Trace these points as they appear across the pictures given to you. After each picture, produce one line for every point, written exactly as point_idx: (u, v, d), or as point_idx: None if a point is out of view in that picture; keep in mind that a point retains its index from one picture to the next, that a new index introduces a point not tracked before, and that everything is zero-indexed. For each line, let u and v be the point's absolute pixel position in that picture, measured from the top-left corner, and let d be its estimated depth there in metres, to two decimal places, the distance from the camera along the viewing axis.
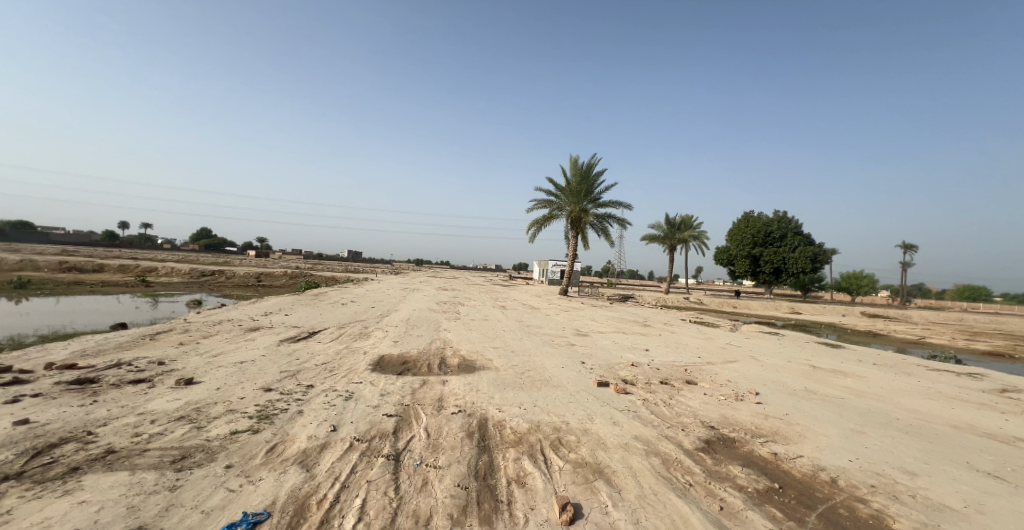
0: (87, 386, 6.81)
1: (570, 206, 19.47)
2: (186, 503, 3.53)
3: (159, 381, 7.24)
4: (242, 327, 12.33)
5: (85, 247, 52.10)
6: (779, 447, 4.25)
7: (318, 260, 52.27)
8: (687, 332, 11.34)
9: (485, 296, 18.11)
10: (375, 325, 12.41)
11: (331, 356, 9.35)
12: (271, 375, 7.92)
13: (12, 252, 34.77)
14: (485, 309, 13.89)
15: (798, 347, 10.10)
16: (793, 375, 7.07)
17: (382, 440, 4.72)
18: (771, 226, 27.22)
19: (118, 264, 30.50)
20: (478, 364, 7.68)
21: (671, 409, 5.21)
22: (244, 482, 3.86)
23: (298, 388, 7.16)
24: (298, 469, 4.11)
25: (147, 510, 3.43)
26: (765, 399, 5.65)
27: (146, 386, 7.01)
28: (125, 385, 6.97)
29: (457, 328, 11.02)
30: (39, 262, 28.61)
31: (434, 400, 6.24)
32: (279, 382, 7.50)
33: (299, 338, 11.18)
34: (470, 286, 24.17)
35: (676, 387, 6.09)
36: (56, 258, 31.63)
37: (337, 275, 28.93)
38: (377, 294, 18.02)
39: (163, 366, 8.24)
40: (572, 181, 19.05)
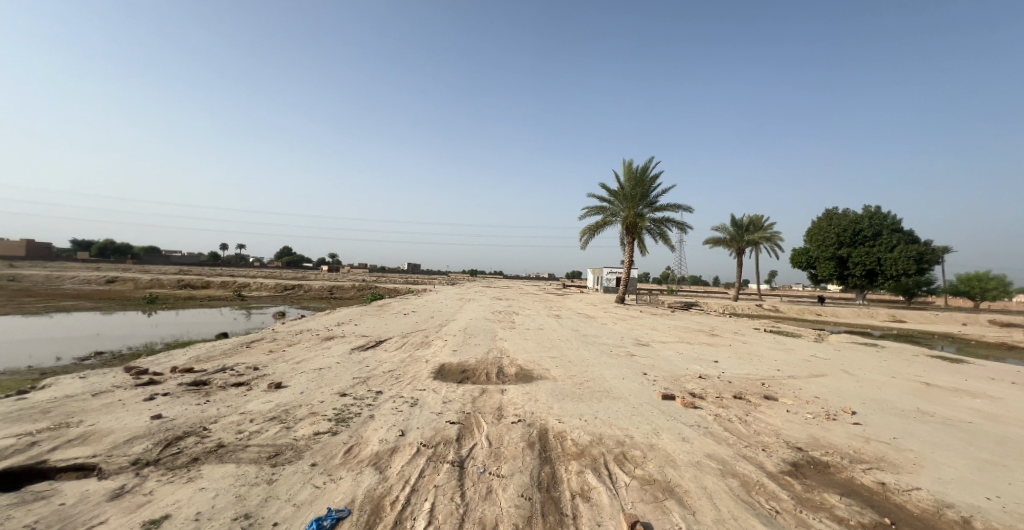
0: (201, 387, 7.66)
1: (625, 211, 18.96)
2: (281, 495, 3.81)
3: (255, 385, 7.96)
4: (319, 336, 13.27)
5: (194, 266, 59.51)
6: (887, 476, 3.79)
7: (385, 273, 55.33)
8: (764, 342, 10.51)
9: (543, 305, 18.02)
10: (435, 335, 12.79)
11: (397, 364, 9.77)
12: (345, 381, 8.42)
13: (145, 272, 40.84)
14: (540, 318, 13.84)
15: (902, 361, 8.95)
16: (897, 393, 6.29)
17: (447, 446, 4.83)
18: (861, 223, 24.77)
19: (221, 280, 34.40)
20: (535, 374, 7.64)
21: (749, 427, 4.84)
22: (327, 480, 4.11)
23: (368, 394, 7.54)
24: (372, 470, 4.30)
25: (252, 499, 3.74)
26: (865, 420, 5.08)
27: (245, 388, 7.75)
28: (229, 387, 7.74)
29: (513, 337, 11.06)
30: (162, 280, 33.11)
31: (492, 409, 6.28)
32: (352, 388, 7.95)
33: (368, 346, 11.79)
34: (526, 295, 24.19)
35: (753, 402, 5.66)
36: (175, 276, 36.48)
37: (399, 287, 30.26)
38: (437, 304, 18.61)
39: (258, 371, 9.06)
40: (626, 186, 18.63)
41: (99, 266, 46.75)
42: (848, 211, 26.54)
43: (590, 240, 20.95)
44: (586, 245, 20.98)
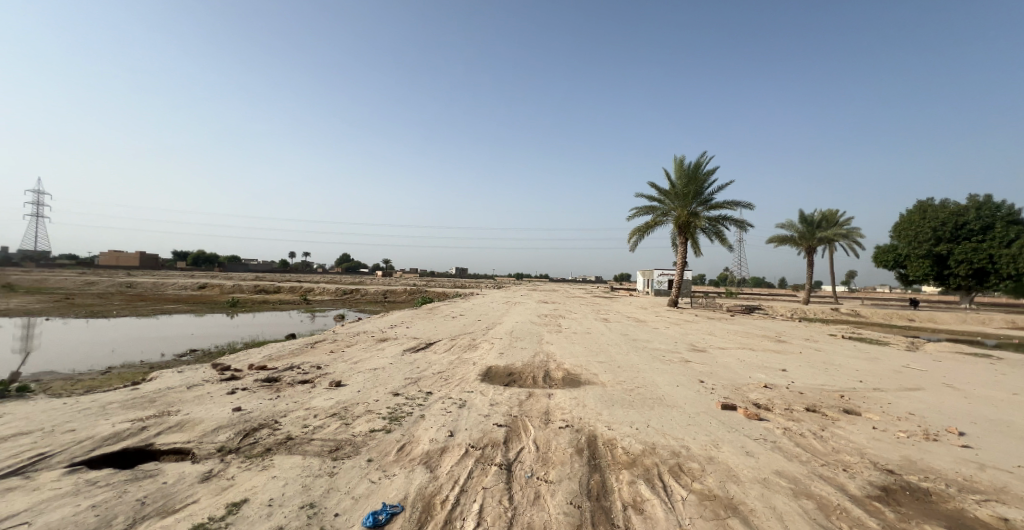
0: (273, 383, 8.28)
1: (677, 210, 18.25)
2: (341, 488, 3.99)
3: (318, 382, 8.45)
4: (374, 338, 13.89)
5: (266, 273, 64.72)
6: (1006, 510, 3.33)
7: (436, 277, 56.95)
8: (841, 349, 9.65)
9: (591, 308, 17.70)
10: (482, 337, 12.94)
11: (445, 366, 9.99)
12: (398, 381, 8.72)
13: (225, 278, 44.94)
14: (587, 322, 13.60)
15: (1017, 375, 7.85)
16: (1015, 413, 5.53)
17: (494, 449, 4.85)
18: (966, 215, 22.12)
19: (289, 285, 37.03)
20: (583, 378, 7.50)
21: (827, 443, 4.46)
22: (382, 476, 4.25)
23: (419, 394, 7.75)
24: (424, 469, 4.40)
25: (316, 489, 3.95)
26: (977, 444, 4.50)
27: (309, 385, 8.25)
28: (296, 384, 8.29)
29: (559, 341, 10.94)
30: (240, 285, 36.27)
31: (540, 413, 6.23)
32: (404, 387, 8.21)
33: (419, 348, 12.14)
34: (573, 298, 23.93)
35: (830, 416, 5.22)
36: (250, 282, 39.78)
37: (448, 291, 30.98)
38: (484, 307, 18.85)
39: (320, 370, 9.62)
40: (678, 184, 17.95)
41: (187, 274, 52.03)
42: (947, 203, 23.79)
43: (639, 242, 20.35)
44: (636, 246, 20.38)
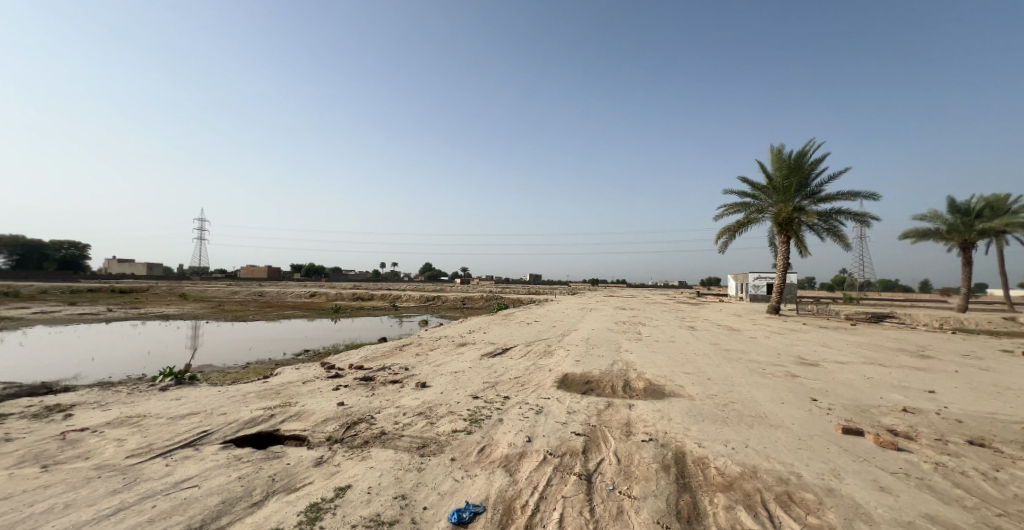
0: (369, 382, 9.07)
1: (778, 205, 16.61)
2: (428, 483, 4.21)
3: (405, 383, 8.98)
4: (454, 342, 14.47)
5: (361, 282, 70.81)
6: None
7: (514, 284, 57.81)
8: (1013, 369, 7.92)
9: (675, 315, 16.66)
10: (556, 344, 12.81)
11: (522, 371, 10.05)
12: (477, 384, 8.95)
13: (328, 288, 50.04)
14: (670, 330, 12.83)
15: None
16: None
17: (573, 458, 4.72)
18: None
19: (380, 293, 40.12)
20: (668, 390, 7.06)
21: (1003, 488, 3.68)
22: (464, 475, 4.37)
23: (497, 398, 7.86)
24: (503, 472, 4.43)
25: (406, 482, 4.23)
26: None
27: (397, 385, 8.81)
28: (386, 384, 8.91)
29: (639, 350, 10.43)
30: (339, 293, 40.17)
31: (620, 424, 5.96)
32: (483, 391, 8.40)
33: (495, 354, 12.35)
34: (653, 305, 22.76)
35: (1006, 455, 4.30)
36: (348, 290, 43.84)
37: (523, 297, 31.24)
38: (560, 313, 18.70)
39: (407, 371, 10.23)
40: (777, 176, 16.37)
41: (297, 284, 58.76)
42: None
43: (730, 242, 18.81)
44: (725, 247, 18.89)
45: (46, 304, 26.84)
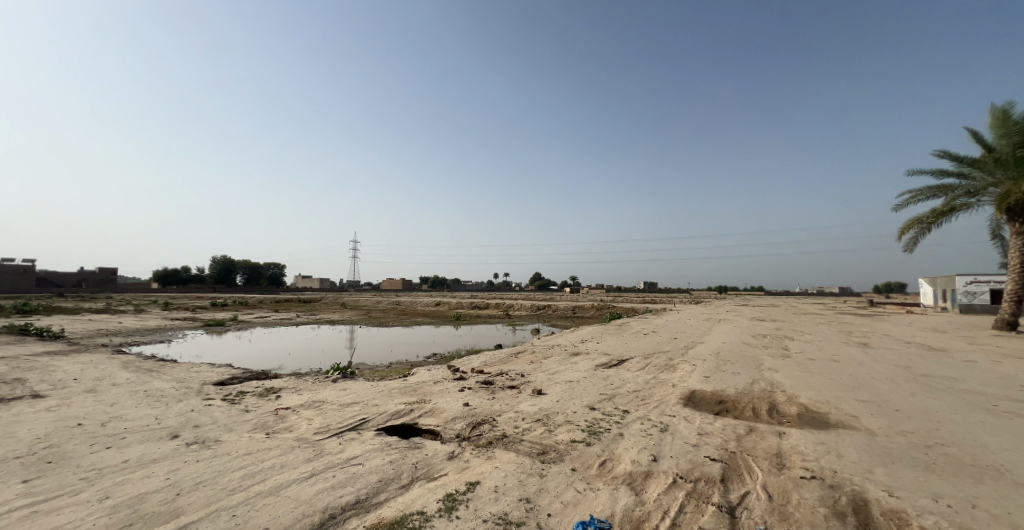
0: (489, 386, 9.54)
1: (1006, 183, 13.04)
2: (551, 490, 4.66)
3: (522, 389, 9.20)
4: (567, 351, 14.38)
5: (477, 292, 74.99)
6: None
7: (627, 293, 55.49)
8: None
9: (831, 329, 14.05)
10: (680, 357, 11.85)
11: (641, 385, 9.51)
12: (592, 395, 8.72)
13: (448, 297, 54.13)
14: (830, 347, 10.88)
15: None
16: None
17: (708, 485, 4.53)
18: None
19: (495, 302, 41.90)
20: (832, 420, 5.99)
21: None
22: (586, 488, 4.69)
23: (616, 411, 7.56)
24: (628, 490, 4.59)
25: (530, 486, 4.77)
26: None
27: (514, 391, 9.06)
28: (505, 389, 9.23)
29: (787, 368, 9.07)
30: (459, 302, 43.06)
31: (768, 454, 5.22)
32: (599, 403, 8.14)
33: (611, 364, 11.93)
34: (801, 315, 19.66)
35: None
36: (466, 300, 46.74)
37: (639, 306, 29.50)
38: (683, 324, 17.26)
39: (523, 377, 10.47)
40: (1004, 146, 12.92)
41: (423, 294, 64.65)
42: None
43: (922, 237, 15.34)
44: (915, 244, 15.46)
45: (248, 310, 34.26)
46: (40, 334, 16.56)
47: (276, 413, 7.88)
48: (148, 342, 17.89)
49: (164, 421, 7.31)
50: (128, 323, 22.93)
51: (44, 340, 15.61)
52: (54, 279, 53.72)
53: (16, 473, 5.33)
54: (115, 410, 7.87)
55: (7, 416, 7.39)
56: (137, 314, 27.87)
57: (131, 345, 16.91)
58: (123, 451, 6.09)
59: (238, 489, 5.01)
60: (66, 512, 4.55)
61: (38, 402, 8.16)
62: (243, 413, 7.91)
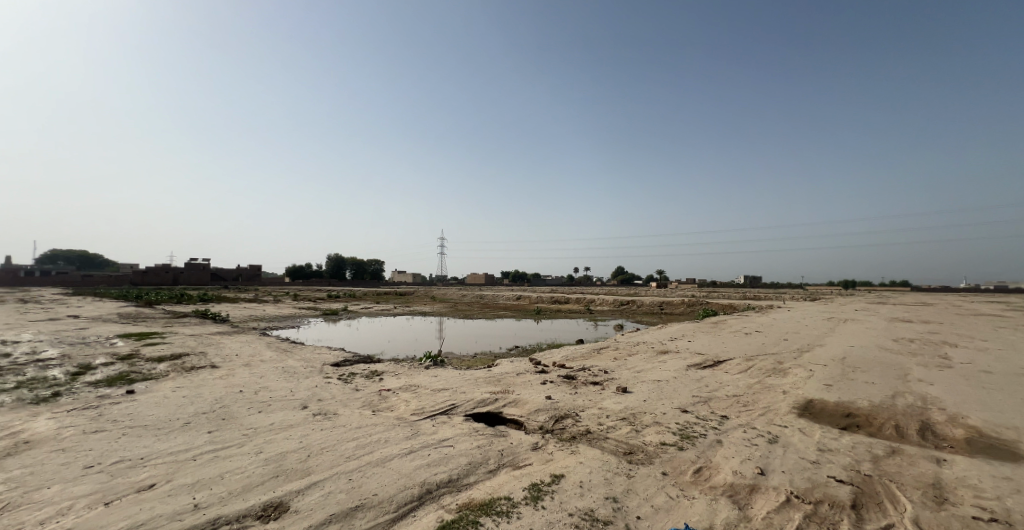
0: (572, 381, 9.38)
1: None
2: (640, 493, 4.44)
3: (605, 386, 8.92)
4: (655, 349, 13.60)
5: (558, 287, 74.65)
6: None
7: (720, 288, 51.23)
8: None
9: (1000, 336, 11.39)
10: (793, 361, 10.51)
11: (743, 389, 8.61)
12: (685, 397, 8.09)
13: (529, 292, 54.63)
14: (1006, 359, 8.77)
15: None
16: None
17: (835, 511, 3.97)
18: None
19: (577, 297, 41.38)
20: (1016, 452, 4.80)
21: None
22: (680, 495, 4.41)
23: (713, 416, 6.94)
24: (730, 503, 4.21)
25: (617, 485, 4.60)
26: None
27: (598, 388, 8.81)
28: (589, 385, 9.00)
29: (943, 381, 7.51)
30: (541, 296, 43.20)
31: (920, 484, 4.35)
32: (693, 405, 7.53)
33: (705, 365, 11.01)
34: (956, 317, 16.27)
35: None
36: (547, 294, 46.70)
37: (737, 304, 26.89)
38: (794, 324, 15.29)
39: (607, 374, 10.12)
40: None
41: (503, 288, 65.53)
42: None
43: None
44: None
45: (354, 302, 37.84)
46: (210, 317, 20.12)
47: (380, 393, 8.49)
48: (282, 326, 20.73)
49: (297, 393, 8.29)
50: (266, 310, 26.80)
51: (212, 321, 18.96)
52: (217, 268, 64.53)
53: (206, 425, 6.56)
54: (261, 380, 9.16)
55: (195, 380, 9.05)
56: (275, 303, 32.57)
57: (271, 328, 19.71)
58: (268, 415, 7.06)
59: (352, 457, 5.51)
60: (232, 460, 5.45)
61: (211, 371, 9.86)
62: (353, 391, 8.64)
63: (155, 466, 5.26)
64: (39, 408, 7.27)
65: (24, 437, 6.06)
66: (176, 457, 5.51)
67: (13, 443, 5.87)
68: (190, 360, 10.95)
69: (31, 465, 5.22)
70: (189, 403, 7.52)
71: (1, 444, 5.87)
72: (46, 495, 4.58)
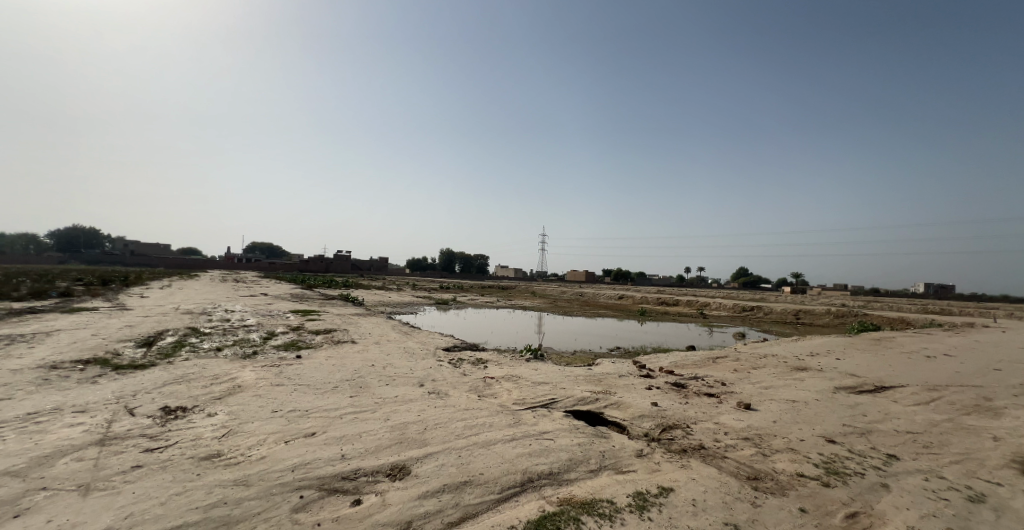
0: (681, 389, 8.53)
1: None
2: (768, 526, 4.06)
3: (724, 399, 7.93)
4: (787, 363, 11.67)
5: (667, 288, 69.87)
6: None
7: (875, 297, 42.55)
8: None
9: None
10: (1002, 399, 8.03)
11: (921, 424, 6.85)
12: (832, 423, 6.76)
13: (633, 291, 51.91)
14: None
15: None
16: None
17: None
18: None
19: (688, 299, 37.89)
20: None
21: None
22: None
23: (872, 453, 5.70)
24: None
25: (739, 513, 4.24)
26: None
27: (715, 400, 7.87)
28: (703, 396, 8.10)
29: None
30: (648, 297, 40.54)
31: None
32: (844, 436, 6.26)
33: (860, 389, 9.05)
34: None
35: None
36: (654, 294, 43.61)
37: (905, 318, 21.78)
38: (1003, 353, 11.66)
39: (725, 386, 8.95)
40: None
41: (607, 287, 62.82)
42: None
43: None
44: None
45: (462, 293, 39.91)
46: (349, 300, 22.90)
47: (485, 379, 8.58)
48: (401, 311, 22.66)
49: (416, 372, 8.76)
50: (390, 297, 29.63)
51: (349, 304, 21.53)
52: (354, 259, 73.94)
53: (347, 390, 7.26)
54: (387, 357, 9.95)
55: (340, 351, 10.21)
56: (397, 291, 35.90)
57: (393, 312, 21.71)
58: (393, 388, 7.54)
59: (462, 436, 5.61)
60: (366, 422, 5.90)
61: (351, 345, 11.06)
62: (462, 375, 8.87)
63: (314, 418, 5.94)
64: (244, 360, 8.90)
65: (237, 382, 7.37)
66: (328, 413, 6.15)
67: (232, 386, 7.14)
68: (337, 334, 12.48)
69: (241, 404, 6.33)
70: (336, 370, 8.46)
71: (225, 385, 7.20)
72: (252, 428, 5.53)
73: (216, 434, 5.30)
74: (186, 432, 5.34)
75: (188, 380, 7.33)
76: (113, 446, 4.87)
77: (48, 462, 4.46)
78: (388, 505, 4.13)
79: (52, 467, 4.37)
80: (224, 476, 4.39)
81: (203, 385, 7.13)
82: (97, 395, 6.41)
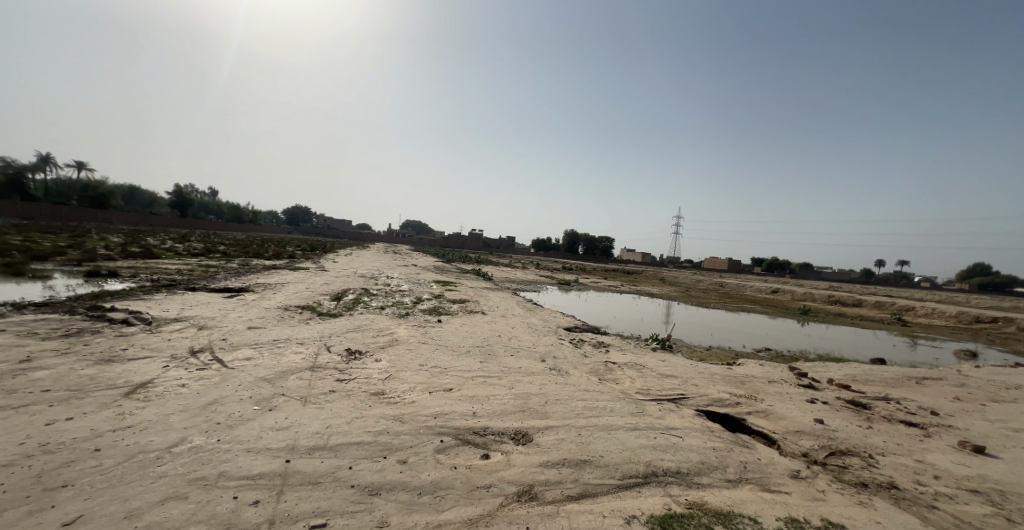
0: (861, 409, 5.78)
1: None
2: None
3: (938, 434, 5.04)
4: None
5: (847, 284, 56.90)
6: None
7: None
8: None
9: None
10: None
11: None
12: None
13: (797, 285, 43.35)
14: None
15: None
16: None
17: None
18: None
19: (880, 299, 29.60)
20: None
21: None
22: None
23: None
24: None
25: None
26: None
27: (919, 432, 5.04)
28: (900, 424, 5.30)
29: None
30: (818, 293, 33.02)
31: None
32: None
33: None
34: None
35: None
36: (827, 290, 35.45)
37: None
38: None
39: (938, 417, 5.79)
40: None
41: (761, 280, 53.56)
42: None
43: None
44: None
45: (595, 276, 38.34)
46: (486, 276, 23.45)
47: (606, 363, 7.10)
48: (530, 289, 22.33)
49: (537, 347, 7.74)
50: (523, 275, 29.82)
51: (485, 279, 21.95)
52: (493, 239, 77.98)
53: (478, 354, 6.58)
54: (512, 329, 9.19)
55: (472, 319, 9.82)
56: (529, 270, 36.12)
57: (521, 290, 21.45)
58: (516, 359, 6.62)
59: (583, 414, 4.28)
60: (491, 387, 4.98)
61: (481, 315, 10.61)
62: (583, 355, 7.55)
63: (452, 375, 5.27)
64: (401, 318, 9.11)
65: (394, 335, 7.31)
66: (465, 373, 5.45)
67: (390, 338, 7.08)
68: (470, 304, 12.28)
69: (394, 355, 5.97)
70: (470, 336, 7.96)
71: (385, 336, 7.18)
72: (405, 375, 5.08)
73: (381, 376, 4.95)
74: (361, 371, 5.09)
75: (361, 329, 7.53)
76: (320, 372, 4.83)
77: (284, 376, 4.54)
78: (513, 465, 3.12)
79: (287, 380, 4.42)
80: (386, 410, 3.86)
81: (370, 335, 7.24)
82: (308, 332, 6.85)
